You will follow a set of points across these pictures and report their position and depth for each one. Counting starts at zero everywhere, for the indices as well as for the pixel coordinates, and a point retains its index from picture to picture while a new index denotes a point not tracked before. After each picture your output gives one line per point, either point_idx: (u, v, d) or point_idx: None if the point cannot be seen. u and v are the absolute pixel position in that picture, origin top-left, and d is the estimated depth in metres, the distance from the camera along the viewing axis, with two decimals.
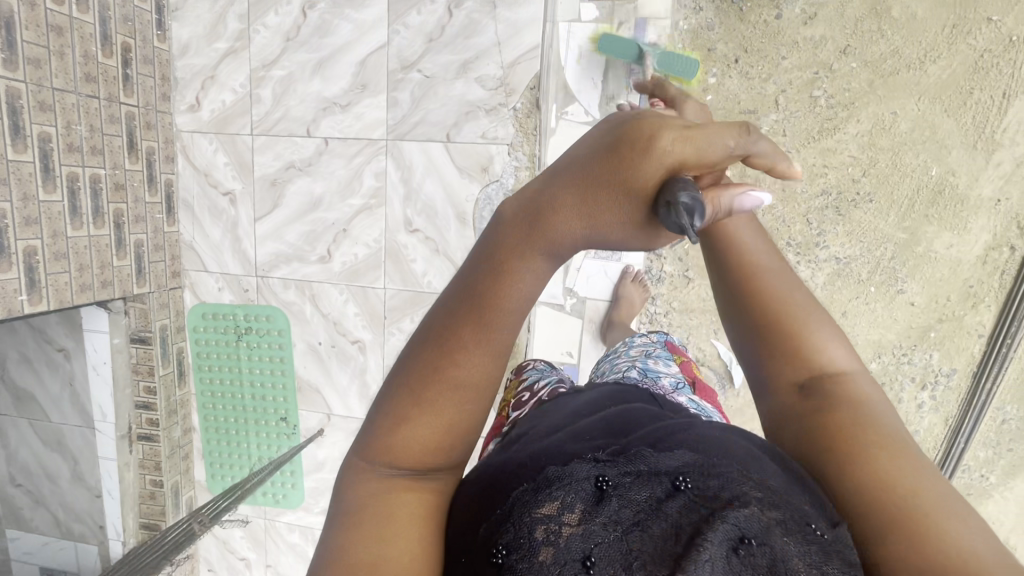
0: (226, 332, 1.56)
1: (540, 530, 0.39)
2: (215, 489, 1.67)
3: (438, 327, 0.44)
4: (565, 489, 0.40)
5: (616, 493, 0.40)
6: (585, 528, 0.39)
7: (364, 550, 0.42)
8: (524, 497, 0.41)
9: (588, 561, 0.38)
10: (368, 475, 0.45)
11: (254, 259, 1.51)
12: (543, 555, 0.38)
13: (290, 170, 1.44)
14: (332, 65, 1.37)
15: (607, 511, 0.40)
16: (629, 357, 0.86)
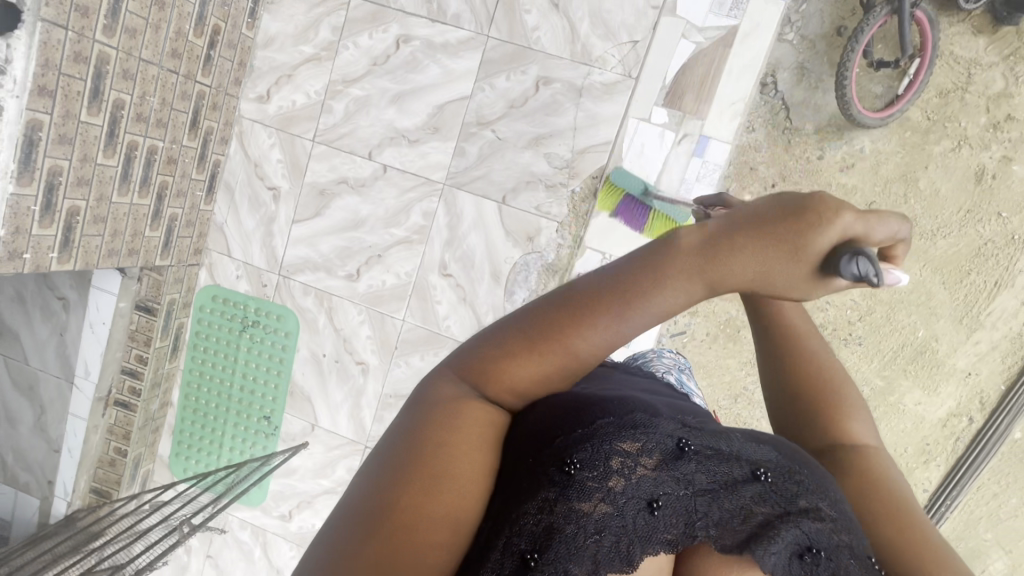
0: (232, 320, 1.56)
1: (617, 460, 0.45)
2: (176, 468, 1.64)
3: (578, 294, 0.48)
4: (654, 439, 0.47)
5: (691, 454, 0.47)
6: (658, 474, 0.46)
7: (439, 441, 0.45)
8: (608, 430, 0.46)
9: (653, 502, 0.45)
10: (461, 379, 0.49)
11: (281, 259, 1.52)
12: (615, 481, 0.45)
13: (342, 185, 1.46)
14: (411, 101, 1.41)
15: (682, 469, 0.47)
16: (664, 364, 0.83)
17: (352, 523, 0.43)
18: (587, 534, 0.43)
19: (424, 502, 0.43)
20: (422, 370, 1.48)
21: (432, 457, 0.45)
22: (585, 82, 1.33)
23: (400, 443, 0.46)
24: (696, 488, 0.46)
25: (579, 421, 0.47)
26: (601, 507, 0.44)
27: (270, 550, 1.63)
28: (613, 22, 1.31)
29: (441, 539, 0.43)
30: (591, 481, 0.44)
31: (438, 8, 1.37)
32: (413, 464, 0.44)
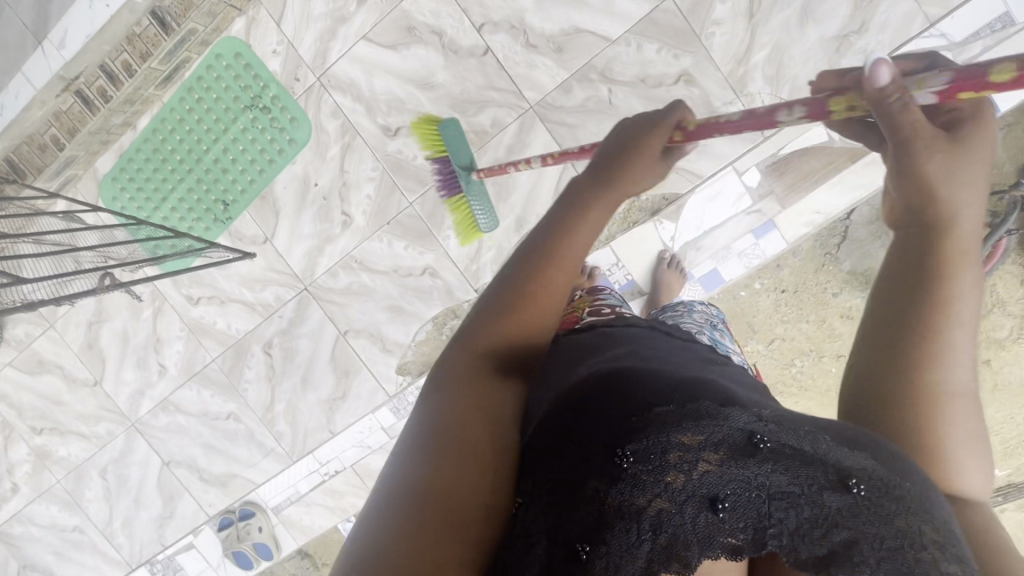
0: (244, 90, 1.39)
1: (674, 454, 0.38)
2: (105, 193, 1.49)
3: (529, 248, 0.57)
4: (720, 436, 0.39)
5: (770, 453, 0.39)
6: (724, 472, 0.38)
7: (456, 418, 0.46)
8: (666, 418, 0.40)
9: (718, 502, 0.38)
10: (470, 355, 0.51)
11: (328, 64, 1.34)
12: (672, 477, 0.38)
13: (434, 36, 1.29)
14: (555, 4, 1.24)
15: (754, 469, 0.38)
16: (694, 320, 0.81)
17: (378, 520, 0.41)
18: (641, 531, 0.38)
19: (440, 479, 0.42)
20: (399, 257, 1.42)
21: (446, 429, 0.45)
22: (722, 107, 1.23)
23: (411, 428, 0.47)
24: (774, 494, 0.38)
25: (627, 406, 0.42)
26: (658, 503, 0.38)
27: (159, 316, 1.58)
28: (787, 72, 1.20)
29: (469, 516, 0.41)
30: (646, 472, 0.38)
31: None
32: (432, 446, 0.44)
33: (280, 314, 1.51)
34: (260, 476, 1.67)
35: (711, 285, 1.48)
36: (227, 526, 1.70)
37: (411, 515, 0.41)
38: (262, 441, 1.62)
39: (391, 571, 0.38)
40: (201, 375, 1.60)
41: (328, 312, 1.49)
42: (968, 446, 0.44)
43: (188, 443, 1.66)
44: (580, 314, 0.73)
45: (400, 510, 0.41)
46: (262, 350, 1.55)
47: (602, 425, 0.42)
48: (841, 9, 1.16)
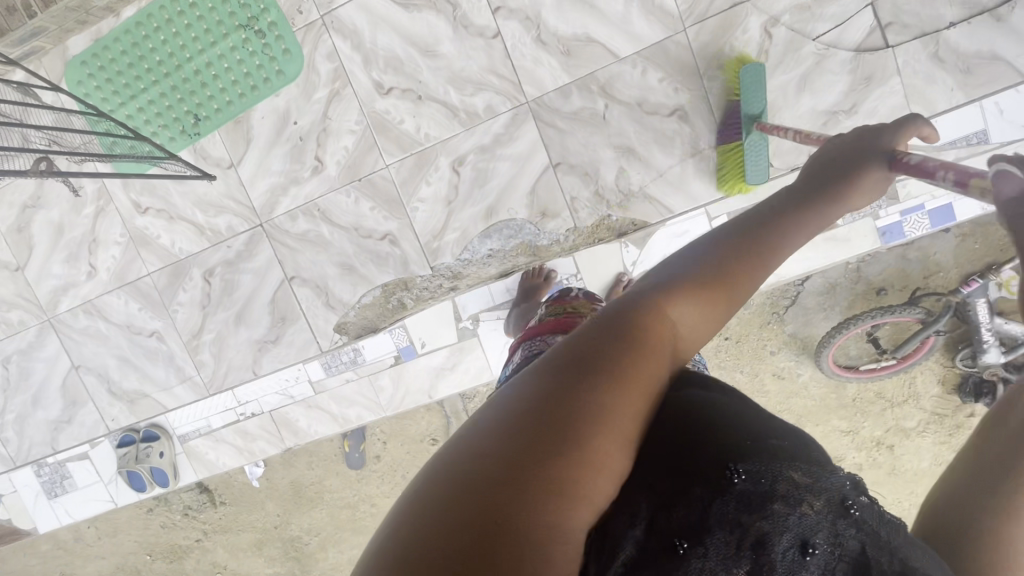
0: (242, 9, 1.34)
1: (785, 484, 0.45)
2: (72, 76, 1.42)
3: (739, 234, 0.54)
4: (824, 486, 0.46)
5: (860, 517, 0.45)
6: (818, 519, 0.44)
7: (623, 383, 0.46)
8: (779, 452, 0.46)
9: (810, 546, 0.44)
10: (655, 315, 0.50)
11: (335, 5, 1.30)
12: (781, 506, 0.44)
13: (447, 6, 1.27)
14: (573, 8, 1.24)
15: (841, 527, 0.44)
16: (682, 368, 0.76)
17: (515, 432, 0.43)
18: (740, 547, 0.44)
19: (593, 436, 0.43)
20: (363, 217, 1.40)
21: (613, 394, 0.45)
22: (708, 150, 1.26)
23: (575, 362, 0.47)
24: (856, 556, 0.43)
25: (753, 437, 0.47)
26: (761, 528, 0.44)
27: (101, 216, 1.51)
28: (774, 133, 1.24)
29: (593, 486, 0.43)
30: (760, 501, 0.44)
31: None
32: (595, 392, 0.45)
33: (230, 244, 1.47)
34: (171, 402, 1.62)
35: None
36: (127, 445, 1.64)
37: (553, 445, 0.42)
38: (182, 367, 1.58)
39: (520, 481, 0.40)
40: (133, 286, 1.53)
41: (279, 253, 1.45)
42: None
43: (104, 352, 1.60)
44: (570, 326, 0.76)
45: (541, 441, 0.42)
46: (202, 276, 1.50)
47: (733, 443, 0.46)
48: (838, 86, 1.20)
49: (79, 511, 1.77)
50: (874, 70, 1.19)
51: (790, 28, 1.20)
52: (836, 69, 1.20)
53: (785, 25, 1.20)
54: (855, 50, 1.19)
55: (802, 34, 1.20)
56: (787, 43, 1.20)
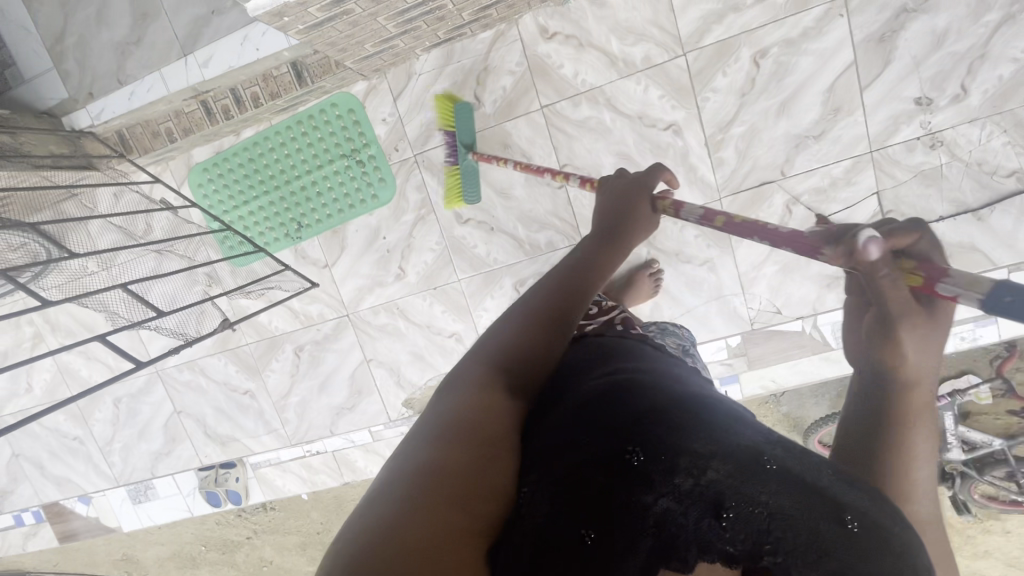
0: (346, 141, 1.57)
1: (682, 478, 0.47)
2: (192, 178, 1.65)
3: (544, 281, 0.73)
4: (726, 452, 0.48)
5: (777, 471, 0.46)
6: (728, 480, 0.46)
7: (474, 423, 0.54)
8: (671, 463, 0.48)
9: (721, 509, 0.45)
10: (485, 363, 0.63)
11: (427, 148, 1.55)
12: (678, 482, 0.47)
13: (523, 157, 1.51)
14: (628, 171, 1.48)
15: (758, 480, 0.45)
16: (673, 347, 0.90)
17: (373, 507, 0.47)
18: (645, 523, 0.46)
19: (451, 464, 0.50)
20: (435, 317, 1.67)
21: (462, 420, 0.54)
22: (728, 295, 1.54)
23: (441, 412, 0.56)
24: (776, 513, 0.43)
25: (667, 439, 0.50)
26: (664, 501, 0.47)
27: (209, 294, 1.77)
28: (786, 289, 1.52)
29: (459, 506, 0.47)
30: (659, 475, 0.48)
31: (718, 141, 1.43)
32: (449, 436, 0.52)
33: (319, 327, 1.74)
34: (256, 446, 1.92)
35: None
36: (208, 469, 1.96)
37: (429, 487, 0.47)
38: (269, 420, 1.87)
39: (380, 532, 0.44)
40: (233, 353, 1.82)
41: (361, 339, 1.73)
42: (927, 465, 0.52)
43: (203, 401, 1.89)
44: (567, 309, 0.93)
45: (404, 487, 0.47)
46: (293, 351, 1.78)
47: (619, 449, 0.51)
48: None
49: (159, 516, 2.09)
50: None
51: (808, 207, 1.44)
52: None
53: (804, 204, 1.44)
54: None
55: (817, 212, 1.45)
56: (803, 219, 1.45)
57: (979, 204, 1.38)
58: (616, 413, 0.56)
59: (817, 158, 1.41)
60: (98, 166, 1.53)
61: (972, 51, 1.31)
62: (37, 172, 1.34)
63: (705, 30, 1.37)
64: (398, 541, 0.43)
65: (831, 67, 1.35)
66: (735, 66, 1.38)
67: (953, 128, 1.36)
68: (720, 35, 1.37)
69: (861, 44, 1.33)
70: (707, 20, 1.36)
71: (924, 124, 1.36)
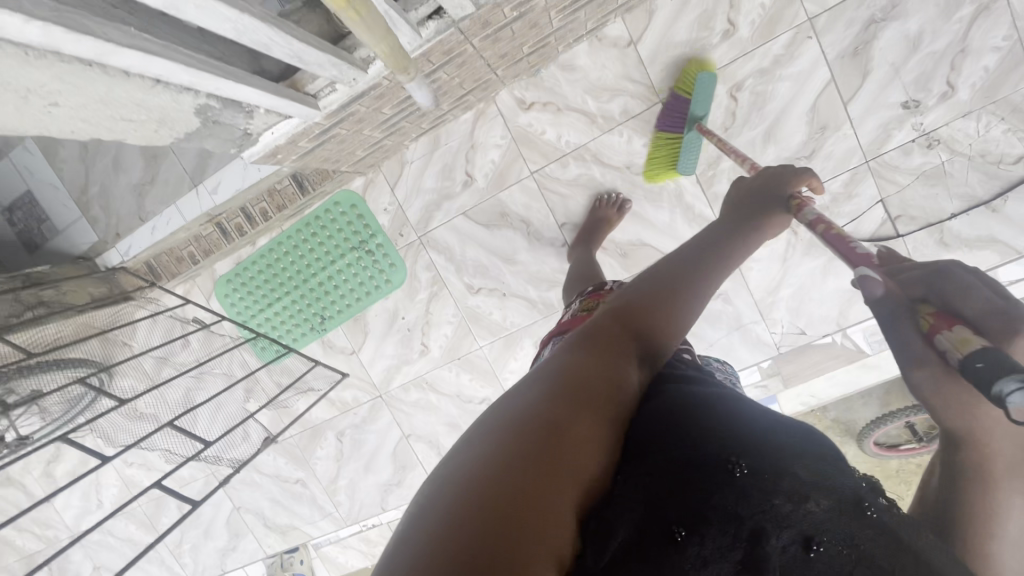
0: (353, 234, 1.64)
1: (781, 503, 0.46)
2: (218, 289, 1.75)
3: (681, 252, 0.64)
4: (833, 486, 0.47)
5: (877, 519, 0.46)
6: (824, 516, 0.46)
7: (592, 384, 0.49)
8: (780, 491, 0.46)
9: (811, 542, 0.46)
10: (613, 325, 0.56)
11: (430, 229, 1.61)
12: (780, 501, 0.46)
13: (522, 223, 1.56)
14: (626, 220, 1.51)
15: (852, 524, 0.46)
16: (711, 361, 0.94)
17: (495, 447, 0.42)
18: (736, 538, 0.46)
19: (569, 435, 0.44)
20: (464, 386, 1.71)
21: (587, 387, 0.49)
22: (748, 323, 1.53)
23: (568, 368, 0.50)
24: (868, 562, 0.45)
25: (780, 451, 0.48)
26: (758, 519, 0.46)
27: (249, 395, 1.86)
28: (806, 309, 1.50)
29: (574, 477, 0.43)
30: (758, 490, 0.46)
31: (709, 178, 1.44)
32: (571, 394, 0.47)
33: (355, 411, 1.80)
34: (315, 531, 1.98)
35: None
36: (274, 556, 2.04)
37: (545, 449, 0.42)
38: (323, 505, 1.93)
39: (502, 482, 0.40)
40: (280, 445, 1.89)
41: (396, 417, 1.78)
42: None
43: (258, 495, 1.97)
44: None
45: (527, 438, 0.43)
46: (335, 436, 1.84)
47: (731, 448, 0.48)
48: None
49: None
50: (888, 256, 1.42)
51: None
52: None
53: None
54: (869, 239, 1.42)
55: None
56: (811, 238, 1.44)
57: (989, 196, 1.35)
58: (728, 415, 0.51)
59: None
60: (133, 298, 1.66)
61: (951, 48, 1.29)
62: (76, 318, 1.48)
63: (677, 76, 1.39)
64: (514, 486, 0.39)
65: (809, 88, 1.36)
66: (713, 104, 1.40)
67: (946, 125, 1.34)
68: (693, 77, 1.39)
69: (835, 62, 1.33)
70: (677, 66, 1.39)
71: (915, 127, 1.35)
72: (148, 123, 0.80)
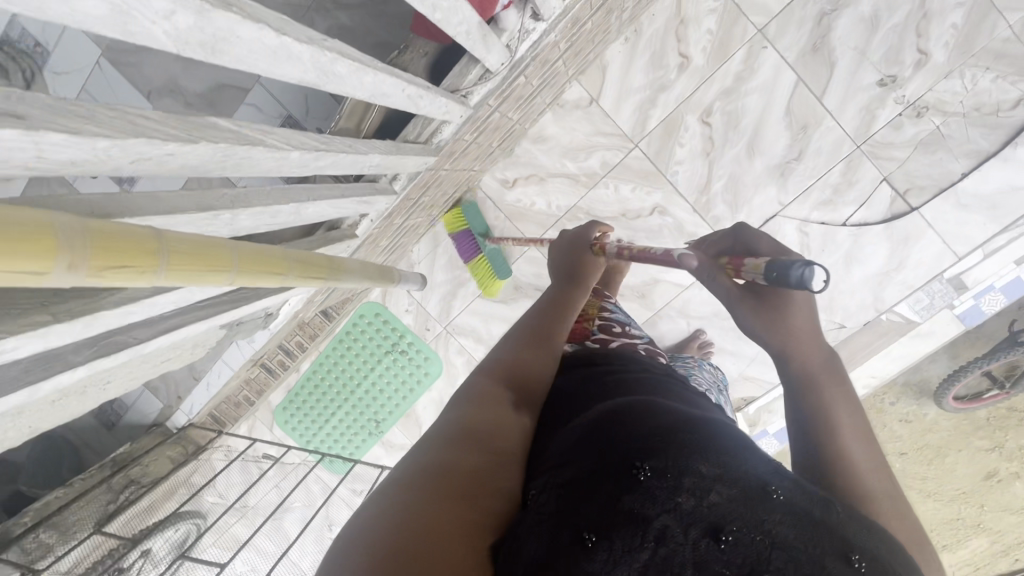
0: (383, 339, 1.71)
1: (681, 497, 0.45)
2: (278, 415, 1.87)
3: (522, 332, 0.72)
4: (733, 476, 0.46)
5: (786, 501, 0.44)
6: (728, 503, 0.44)
7: (473, 428, 0.55)
8: (676, 479, 0.46)
9: (720, 533, 0.43)
10: (489, 378, 0.64)
11: (452, 317, 1.68)
12: (685, 498, 0.45)
13: (536, 290, 1.60)
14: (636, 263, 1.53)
15: (764, 513, 0.44)
16: (705, 378, 0.94)
17: (399, 495, 0.44)
18: (645, 538, 0.43)
19: (469, 463, 0.50)
20: None
21: (467, 430, 0.54)
22: None
23: (449, 422, 0.56)
24: (778, 543, 0.42)
25: (668, 441, 0.49)
26: (666, 518, 0.44)
27: None
28: (837, 302, 1.48)
29: (470, 506, 0.45)
30: (660, 486, 0.45)
31: (704, 203, 1.45)
32: (454, 442, 0.52)
33: None
34: None
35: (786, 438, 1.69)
36: None
37: (446, 475, 0.47)
38: None
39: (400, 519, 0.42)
40: None
41: None
42: (882, 481, 0.52)
43: None
44: (591, 328, 0.96)
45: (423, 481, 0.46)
46: None
47: (623, 449, 0.49)
48: (878, 250, 1.42)
49: None
50: (907, 231, 1.39)
51: (821, 222, 1.42)
52: (873, 240, 1.41)
53: (816, 221, 1.42)
54: (882, 220, 1.39)
55: (833, 222, 1.41)
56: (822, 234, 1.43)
57: (996, 146, 1.31)
58: (615, 427, 0.53)
59: (808, 176, 1.39)
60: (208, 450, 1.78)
61: (912, 16, 1.26)
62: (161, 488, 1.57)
63: (645, 119, 1.42)
64: (412, 523, 0.42)
65: (778, 94, 1.35)
66: (688, 135, 1.41)
67: (930, 90, 1.30)
68: (661, 115, 1.41)
69: (798, 62, 1.32)
70: (643, 109, 1.41)
71: (898, 100, 1.32)
72: (182, 355, 0.85)
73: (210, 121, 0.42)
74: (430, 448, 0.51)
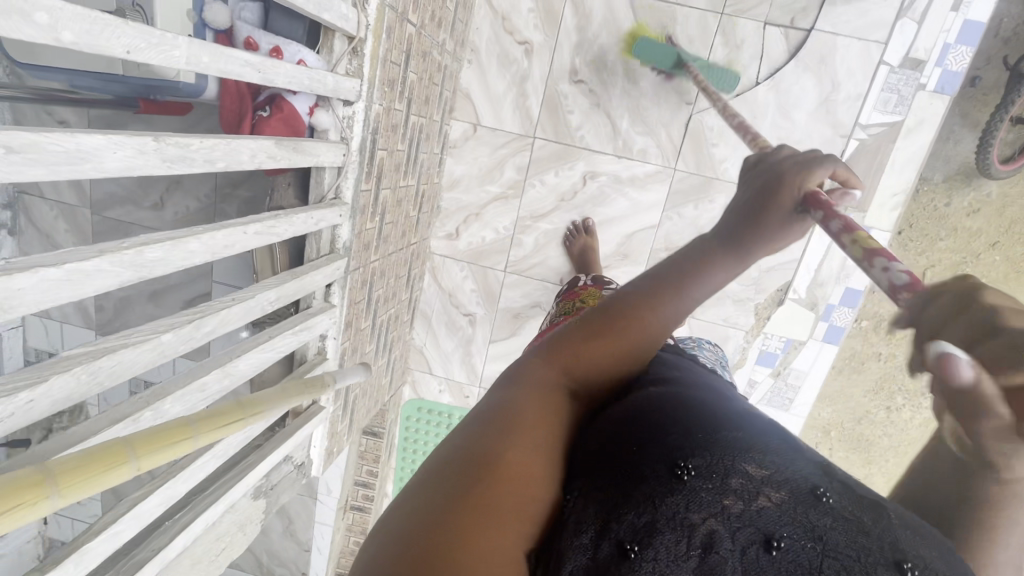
0: (438, 425, 1.76)
1: (729, 504, 0.35)
2: None
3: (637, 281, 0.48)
4: (782, 475, 0.36)
5: (837, 507, 0.34)
6: (784, 510, 0.34)
7: (524, 415, 0.39)
8: (737, 491, 0.35)
9: (771, 541, 0.33)
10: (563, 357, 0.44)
11: (480, 373, 1.69)
12: (732, 501, 0.35)
13: (535, 308, 1.61)
14: (602, 231, 1.51)
15: (813, 518, 0.34)
16: (709, 360, 0.92)
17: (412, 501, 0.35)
18: (688, 547, 0.33)
19: (523, 477, 0.36)
20: None
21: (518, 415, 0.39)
22: None
23: (497, 401, 0.41)
24: (832, 551, 0.32)
25: (718, 431, 0.38)
26: (711, 524, 0.34)
27: None
28: (802, 152, 1.40)
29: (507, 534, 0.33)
30: (712, 493, 0.35)
31: (624, 145, 1.45)
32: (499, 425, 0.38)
33: None
34: None
35: (854, 300, 1.53)
36: None
37: (487, 475, 0.35)
38: None
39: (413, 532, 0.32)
40: None
41: None
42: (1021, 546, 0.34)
43: None
44: None
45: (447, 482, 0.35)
46: None
47: (668, 441, 0.38)
48: (805, 84, 1.35)
49: None
50: (818, 52, 1.33)
51: (736, 95, 1.38)
52: (793, 79, 1.35)
53: (731, 98, 1.39)
54: (788, 57, 1.35)
55: (746, 89, 1.38)
56: (744, 104, 1.39)
57: None
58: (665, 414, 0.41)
59: None
60: None
61: None
62: None
63: (528, 111, 1.45)
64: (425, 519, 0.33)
65: (622, 18, 1.36)
66: (571, 100, 1.43)
67: None
68: (538, 99, 1.44)
69: None
70: (520, 104, 1.45)
71: None
72: (234, 538, 0.91)
73: (64, 355, 0.49)
74: (459, 439, 0.38)
